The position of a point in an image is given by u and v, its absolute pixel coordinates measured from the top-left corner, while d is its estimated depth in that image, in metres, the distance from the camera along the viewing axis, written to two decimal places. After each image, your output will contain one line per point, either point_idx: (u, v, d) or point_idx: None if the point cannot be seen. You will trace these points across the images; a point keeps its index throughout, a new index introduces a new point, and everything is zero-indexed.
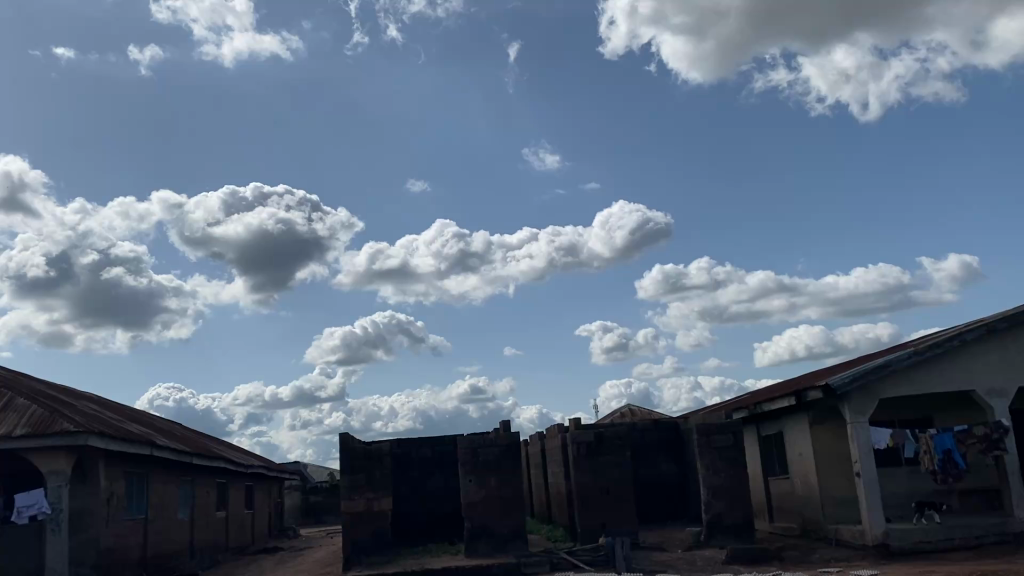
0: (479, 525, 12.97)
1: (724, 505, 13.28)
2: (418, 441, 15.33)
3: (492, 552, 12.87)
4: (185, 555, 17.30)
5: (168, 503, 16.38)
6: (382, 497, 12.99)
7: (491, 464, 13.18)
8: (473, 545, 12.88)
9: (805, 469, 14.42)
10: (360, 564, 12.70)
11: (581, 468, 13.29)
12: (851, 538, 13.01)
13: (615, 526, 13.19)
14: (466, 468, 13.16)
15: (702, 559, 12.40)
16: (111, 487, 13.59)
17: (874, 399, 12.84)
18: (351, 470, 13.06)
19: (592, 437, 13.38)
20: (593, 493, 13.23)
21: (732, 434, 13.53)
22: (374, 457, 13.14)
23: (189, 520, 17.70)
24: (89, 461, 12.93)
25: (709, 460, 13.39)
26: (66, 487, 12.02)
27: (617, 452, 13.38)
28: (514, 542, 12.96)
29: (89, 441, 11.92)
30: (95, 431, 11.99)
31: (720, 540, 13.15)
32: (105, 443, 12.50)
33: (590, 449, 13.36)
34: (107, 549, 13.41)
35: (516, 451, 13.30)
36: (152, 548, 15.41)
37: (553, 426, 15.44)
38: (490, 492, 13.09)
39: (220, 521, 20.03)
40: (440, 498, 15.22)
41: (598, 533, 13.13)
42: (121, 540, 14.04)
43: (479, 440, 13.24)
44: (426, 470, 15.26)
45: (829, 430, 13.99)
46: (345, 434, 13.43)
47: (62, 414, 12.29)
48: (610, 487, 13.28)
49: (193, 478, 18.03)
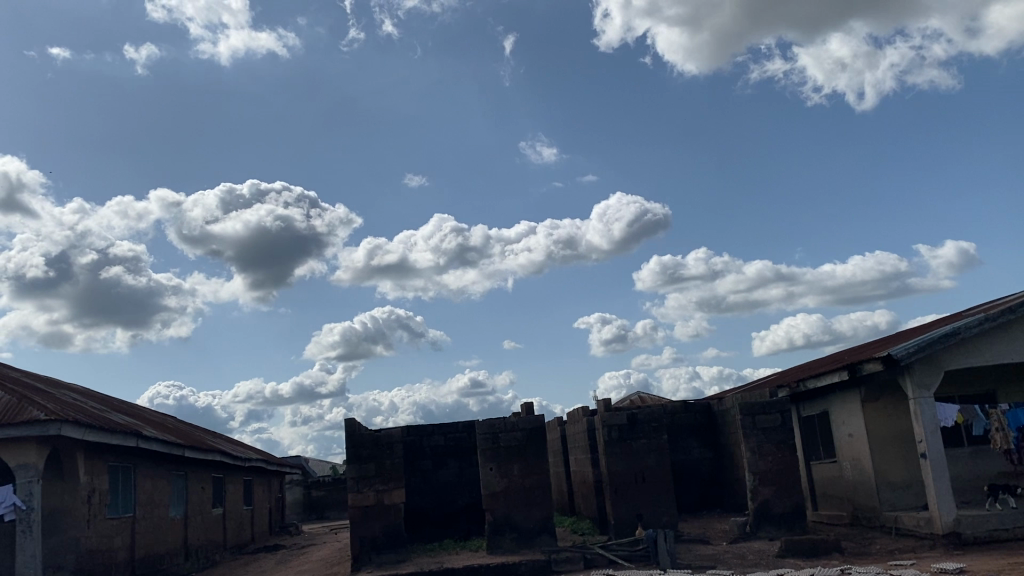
0: (502, 518, 11.65)
1: (772, 492, 11.98)
2: (429, 429, 14.04)
3: (517, 548, 11.55)
4: (179, 557, 16.00)
5: (158, 499, 15.07)
6: (393, 489, 11.67)
7: (514, 450, 11.87)
8: (496, 541, 11.57)
9: (856, 451, 13.13)
10: (370, 563, 11.37)
11: (613, 453, 11.96)
12: (915, 526, 11.69)
13: (652, 517, 11.86)
14: (486, 456, 11.85)
15: (753, 553, 11.07)
16: (92, 483, 12.28)
17: (939, 371, 11.50)
18: (358, 459, 11.74)
19: (624, 419, 12.09)
20: (627, 482, 11.91)
21: (780, 414, 12.22)
22: (384, 445, 11.83)
23: (183, 518, 16.40)
24: (66, 454, 11.63)
25: (754, 443, 12.10)
26: (37, 483, 10.70)
27: (653, 436, 12.08)
28: (541, 537, 11.64)
29: (62, 431, 10.59)
30: (69, 420, 10.68)
31: (769, 530, 11.84)
32: (82, 434, 11.18)
33: (623, 432, 12.05)
34: (89, 552, 12.09)
35: (540, 436, 11.98)
36: (141, 549, 14.11)
37: (577, 410, 14.17)
38: (513, 482, 11.76)
39: (216, 518, 18.75)
40: (455, 490, 13.93)
41: (634, 525, 11.80)
42: (105, 541, 12.73)
43: (500, 424, 11.93)
44: (438, 460, 13.97)
45: (883, 407, 12.71)
46: (351, 420, 12.11)
47: (32, 402, 10.98)
48: (646, 473, 11.95)
49: (186, 474, 16.72)
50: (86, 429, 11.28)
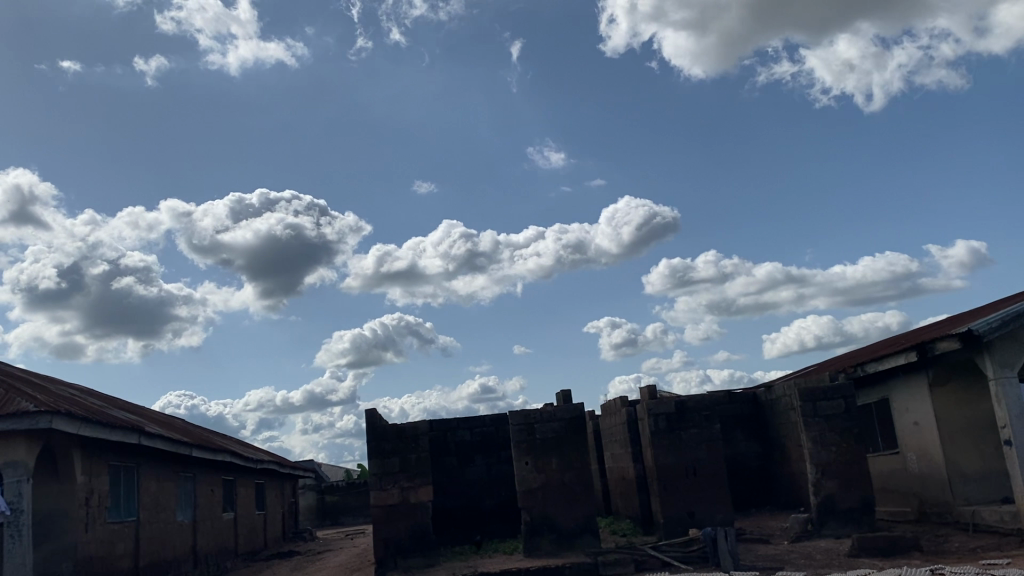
0: (540, 517, 10.56)
1: (837, 486, 10.85)
2: (454, 423, 12.97)
3: (557, 551, 10.44)
4: (188, 565, 14.96)
5: (165, 502, 14.02)
6: (419, 486, 10.60)
7: (552, 442, 10.79)
8: (534, 542, 10.47)
9: (922, 441, 11.98)
10: (396, 569, 10.30)
11: (661, 445, 10.87)
12: (998, 521, 10.53)
13: (705, 515, 10.73)
14: (521, 449, 10.77)
15: (821, 553, 9.94)
16: (90, 483, 11.23)
17: (1022, 349, 10.38)
18: (380, 454, 10.68)
19: (672, 408, 11.00)
20: (677, 476, 10.80)
21: (843, 400, 11.11)
22: (409, 438, 10.75)
23: (192, 523, 15.36)
24: (60, 451, 10.60)
25: (815, 432, 11.00)
26: (27, 482, 9.65)
27: (704, 425, 10.96)
28: (583, 539, 10.54)
29: (54, 424, 9.56)
30: (62, 412, 9.66)
31: (835, 528, 10.70)
32: (78, 428, 10.16)
33: (670, 422, 10.95)
34: (87, 560, 11.03)
35: (580, 426, 10.89)
36: (145, 556, 13.06)
37: (614, 401, 13.08)
38: (552, 478, 10.68)
39: (227, 523, 17.71)
40: (483, 488, 12.86)
41: (685, 524, 10.68)
42: (106, 547, 11.67)
43: (536, 415, 10.86)
44: (464, 456, 12.91)
45: (954, 391, 11.59)
46: (372, 412, 11.04)
47: (21, 393, 9.95)
48: (697, 467, 10.84)
49: (194, 476, 15.68)
50: (81, 424, 10.26)
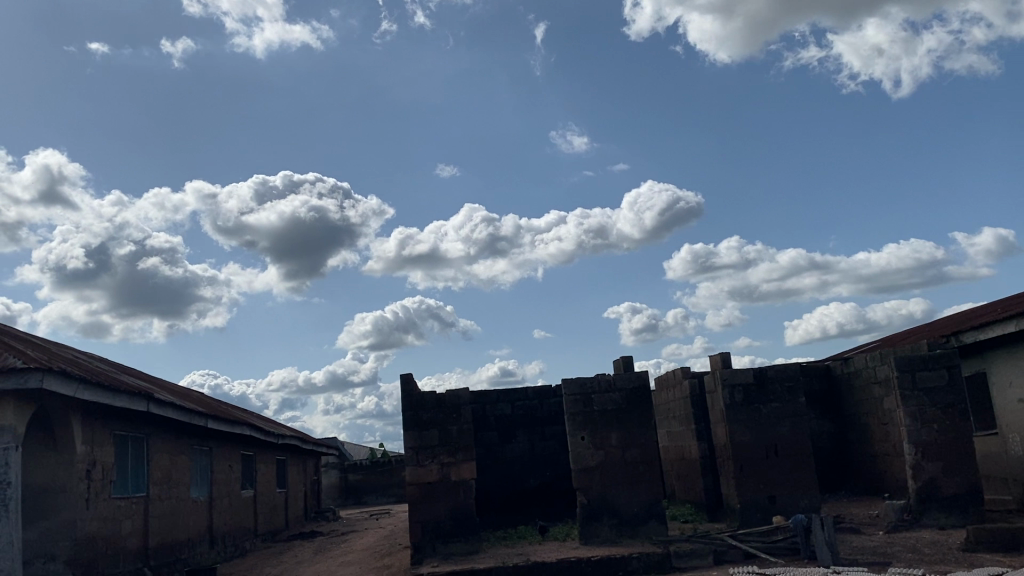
0: (598, 500, 9.23)
1: (940, 469, 9.44)
2: (494, 395, 11.68)
3: (618, 539, 9.11)
4: (203, 545, 13.80)
5: (177, 478, 12.83)
6: (461, 462, 9.30)
7: (611, 415, 9.44)
8: (591, 529, 9.16)
9: None
10: (435, 556, 9.02)
11: (736, 419, 9.51)
12: None
13: (787, 501, 9.35)
14: (576, 423, 9.42)
15: (928, 546, 8.55)
16: (93, 455, 10.04)
17: None
18: (417, 425, 9.38)
19: (750, 378, 9.61)
20: (755, 456, 9.44)
21: (946, 370, 9.68)
22: (449, 408, 9.44)
23: (207, 500, 14.19)
24: (56, 416, 9.38)
25: (914, 408, 9.59)
26: (16, 450, 8.41)
27: (787, 399, 9.56)
28: (648, 525, 9.20)
29: (46, 383, 8.33)
30: (55, 370, 8.42)
31: (937, 517, 9.31)
32: (75, 390, 8.92)
33: (748, 394, 9.57)
34: (88, 540, 9.83)
35: (644, 397, 9.53)
36: (155, 536, 11.86)
37: (672, 373, 11.74)
38: (612, 455, 9.33)
39: (246, 501, 16.57)
40: (526, 466, 11.57)
41: (765, 510, 9.32)
42: (110, 525, 10.49)
43: (594, 383, 9.49)
44: (504, 431, 11.62)
45: None
46: (407, 378, 9.75)
47: (11, 347, 8.72)
48: (778, 446, 9.46)
49: (211, 450, 14.52)
50: (79, 386, 9.02)
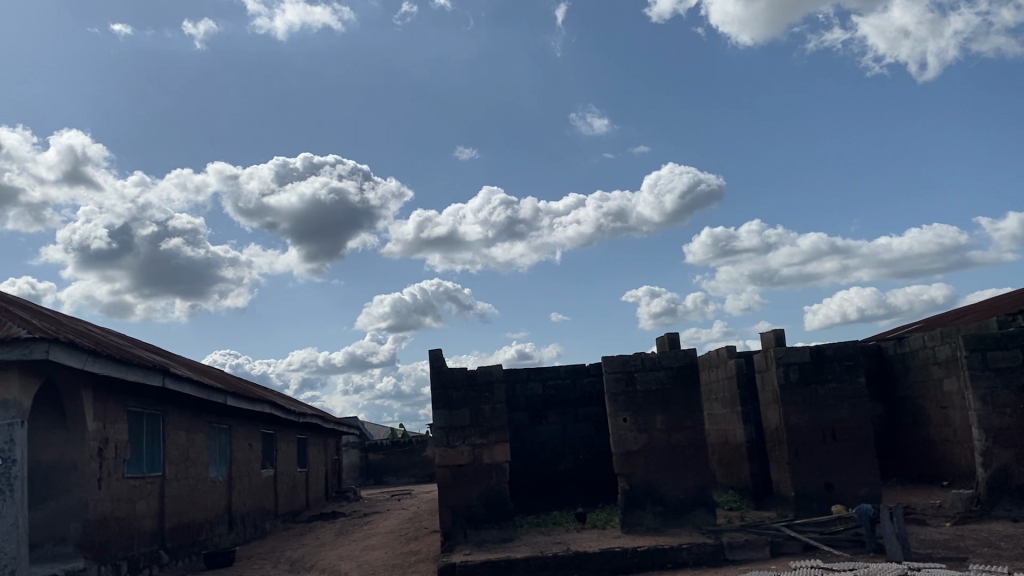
0: (642, 486, 8.59)
1: (1013, 457, 8.72)
2: (524, 374, 11.05)
3: (663, 528, 8.47)
4: (222, 526, 13.30)
5: (195, 456, 12.32)
6: (494, 444, 8.68)
7: (655, 396, 8.77)
8: (634, 516, 8.53)
9: None
10: (466, 543, 8.43)
11: (792, 401, 8.84)
12: None
13: (846, 489, 8.66)
14: (618, 404, 8.78)
15: (1004, 540, 7.84)
16: (105, 432, 9.51)
17: None
18: (447, 404, 8.77)
19: (806, 356, 8.92)
20: (811, 440, 8.76)
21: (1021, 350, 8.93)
22: (482, 386, 8.82)
23: (226, 480, 13.70)
24: (66, 391, 8.83)
25: (985, 390, 8.86)
26: (21, 426, 7.81)
27: (847, 379, 8.85)
28: (695, 513, 8.55)
29: (52, 354, 7.76)
30: (62, 340, 7.85)
31: (1010, 508, 8.59)
32: (84, 363, 8.35)
33: (803, 374, 8.89)
34: (101, 521, 9.31)
35: (691, 377, 8.86)
36: (172, 517, 11.35)
37: (715, 352, 11.05)
38: (656, 438, 8.68)
39: (266, 481, 16.09)
40: (559, 449, 10.94)
41: (822, 499, 8.65)
42: (124, 506, 9.97)
43: (637, 361, 8.82)
44: (535, 412, 11.00)
45: None
46: (436, 354, 9.12)
47: (16, 316, 8.15)
48: (836, 430, 8.77)
49: (230, 428, 14.01)
50: (89, 358, 8.46)
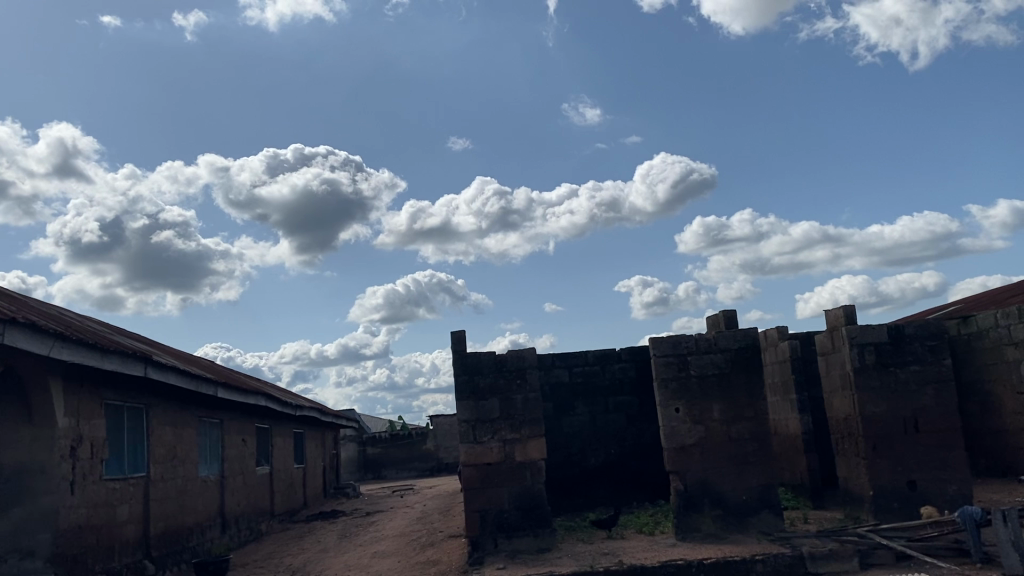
0: (698, 487, 7.45)
1: None
2: (548, 359, 9.88)
3: (723, 534, 7.34)
4: (214, 530, 12.14)
5: (185, 454, 11.15)
6: (527, 438, 7.53)
7: (712, 382, 7.62)
8: (691, 521, 7.39)
9: None
10: (498, 555, 7.29)
11: (868, 387, 7.70)
12: None
13: (932, 487, 7.54)
14: (669, 392, 7.61)
15: None
16: (79, 429, 8.33)
17: None
18: (473, 395, 7.60)
19: (884, 336, 7.77)
20: (891, 432, 7.63)
21: None
22: (513, 372, 7.65)
23: (218, 479, 12.52)
24: (31, 382, 7.66)
25: None
26: None
27: (929, 361, 7.73)
28: (759, 517, 7.42)
29: (9, 338, 6.57)
30: (20, 322, 6.66)
31: None
32: (50, 349, 7.15)
33: (881, 356, 7.75)
34: (76, 531, 8.17)
35: (752, 360, 7.71)
36: (158, 522, 10.18)
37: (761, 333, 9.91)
38: (714, 431, 7.53)
39: (262, 480, 14.92)
40: (589, 443, 9.79)
41: (905, 498, 7.53)
42: (103, 512, 8.80)
43: (690, 343, 7.65)
44: (561, 403, 9.84)
45: None
46: (459, 337, 7.95)
47: None
48: (919, 420, 7.64)
49: (221, 422, 12.83)
50: (57, 344, 7.26)
